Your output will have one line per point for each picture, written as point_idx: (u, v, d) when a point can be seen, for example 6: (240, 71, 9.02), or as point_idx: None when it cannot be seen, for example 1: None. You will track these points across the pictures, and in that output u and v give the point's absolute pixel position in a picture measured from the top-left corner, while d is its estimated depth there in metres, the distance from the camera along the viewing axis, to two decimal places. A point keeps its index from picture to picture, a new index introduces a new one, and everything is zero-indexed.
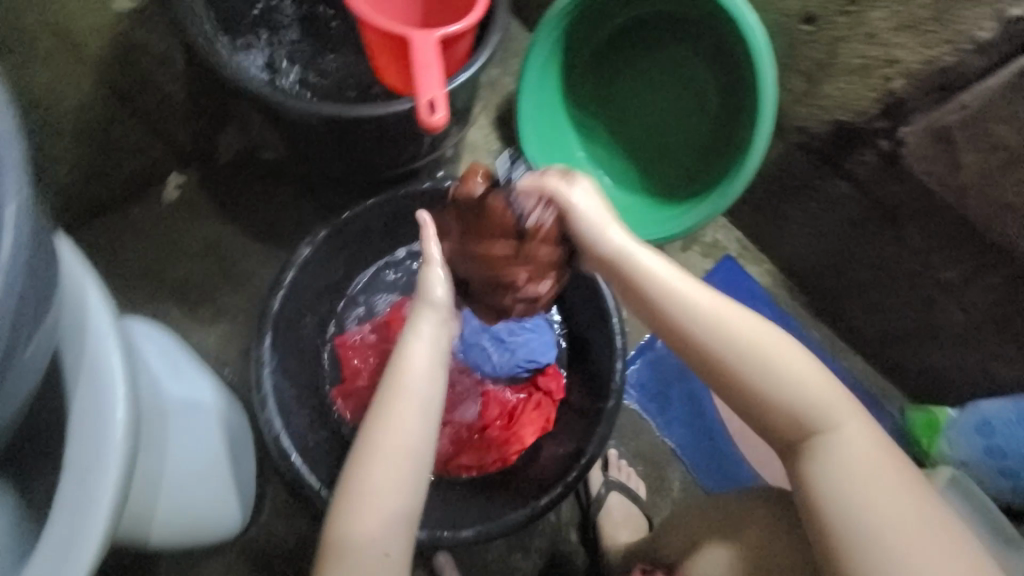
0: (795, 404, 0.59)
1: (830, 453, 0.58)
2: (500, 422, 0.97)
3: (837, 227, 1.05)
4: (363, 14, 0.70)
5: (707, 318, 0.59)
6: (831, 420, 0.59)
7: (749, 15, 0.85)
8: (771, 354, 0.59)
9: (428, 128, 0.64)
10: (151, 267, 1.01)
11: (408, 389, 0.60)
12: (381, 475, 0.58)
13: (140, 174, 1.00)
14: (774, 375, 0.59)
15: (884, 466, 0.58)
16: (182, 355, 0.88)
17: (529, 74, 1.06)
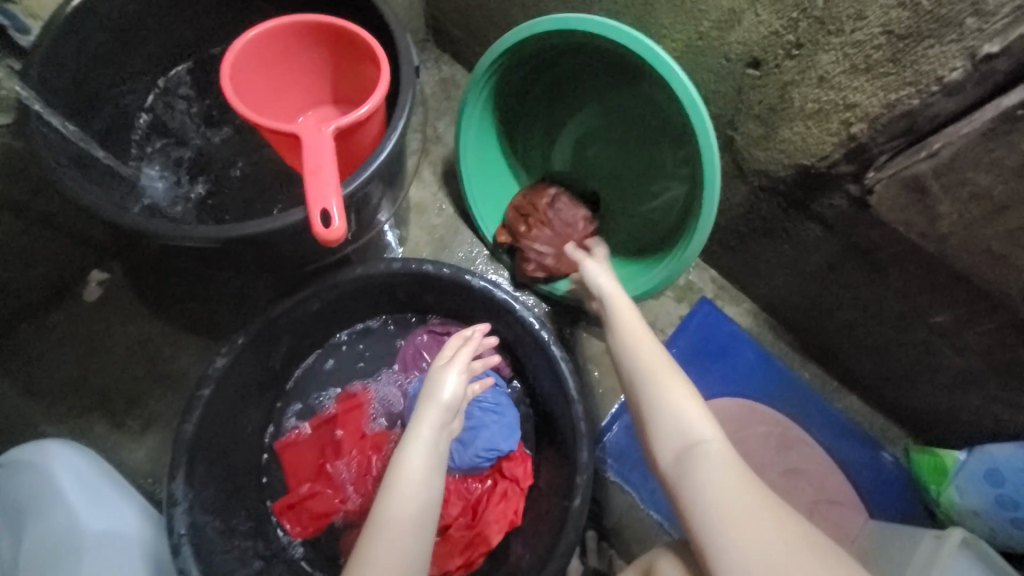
0: (669, 416, 0.68)
1: (702, 458, 0.63)
2: (463, 520, 0.88)
3: (814, 270, 0.97)
4: (249, 117, 0.64)
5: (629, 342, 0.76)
6: (717, 439, 0.65)
7: (681, 75, 0.77)
8: (671, 372, 0.71)
9: (325, 241, 0.56)
10: (74, 376, 0.93)
11: (409, 478, 0.67)
12: (390, 550, 0.63)
13: (55, 277, 0.93)
14: (656, 390, 0.70)
15: (745, 494, 0.60)
16: (104, 479, 0.81)
17: (465, 129, 0.99)
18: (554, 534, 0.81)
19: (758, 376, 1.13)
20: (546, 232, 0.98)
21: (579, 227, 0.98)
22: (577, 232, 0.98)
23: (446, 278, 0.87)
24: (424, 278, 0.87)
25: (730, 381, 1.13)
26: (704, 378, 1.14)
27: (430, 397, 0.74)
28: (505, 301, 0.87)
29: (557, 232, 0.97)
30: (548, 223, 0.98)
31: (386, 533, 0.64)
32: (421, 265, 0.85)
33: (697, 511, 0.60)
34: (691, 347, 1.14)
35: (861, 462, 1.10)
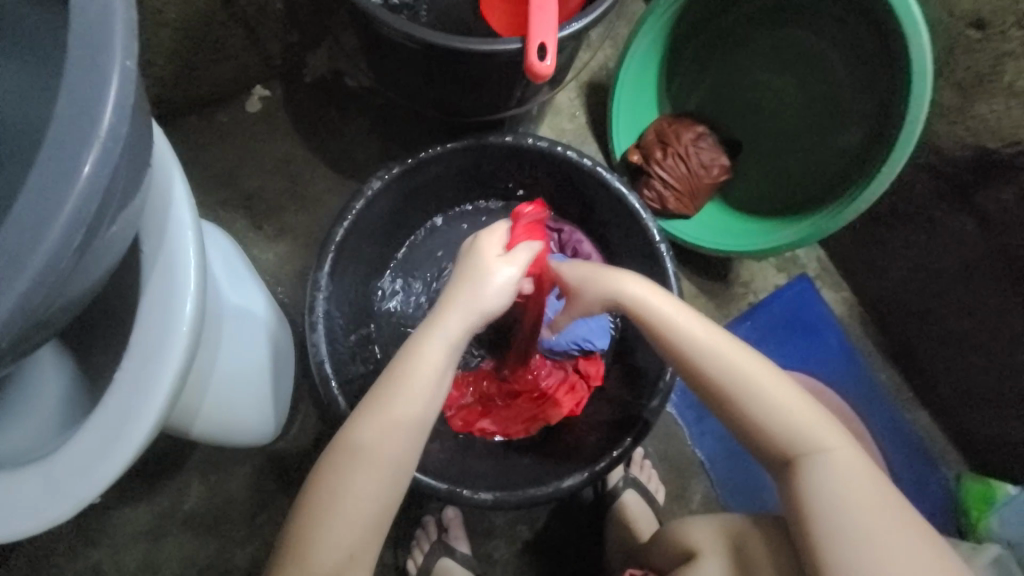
0: (781, 424, 0.64)
1: (826, 472, 0.62)
2: (535, 396, 0.92)
3: (944, 268, 0.94)
4: None
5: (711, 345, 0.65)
6: (833, 447, 0.64)
7: (923, 38, 0.79)
8: (761, 381, 0.64)
9: (535, 75, 0.65)
10: (227, 173, 1.03)
11: (419, 380, 0.59)
12: (375, 449, 0.58)
13: (228, 79, 1.00)
14: (768, 401, 0.64)
15: (875, 505, 0.61)
16: (242, 265, 0.87)
17: (635, 44, 0.97)
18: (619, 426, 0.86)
19: (838, 366, 1.11)
20: (681, 166, 0.96)
21: (710, 172, 0.98)
22: (707, 175, 0.98)
23: (584, 170, 0.87)
24: (562, 164, 0.88)
25: (806, 361, 1.11)
26: (781, 350, 1.11)
27: (465, 299, 0.60)
28: (634, 208, 0.86)
29: (691, 170, 0.97)
30: (686, 158, 0.97)
31: (381, 431, 0.58)
32: (567, 150, 0.85)
33: (833, 540, 0.60)
34: (778, 318, 1.11)
35: (911, 478, 1.07)
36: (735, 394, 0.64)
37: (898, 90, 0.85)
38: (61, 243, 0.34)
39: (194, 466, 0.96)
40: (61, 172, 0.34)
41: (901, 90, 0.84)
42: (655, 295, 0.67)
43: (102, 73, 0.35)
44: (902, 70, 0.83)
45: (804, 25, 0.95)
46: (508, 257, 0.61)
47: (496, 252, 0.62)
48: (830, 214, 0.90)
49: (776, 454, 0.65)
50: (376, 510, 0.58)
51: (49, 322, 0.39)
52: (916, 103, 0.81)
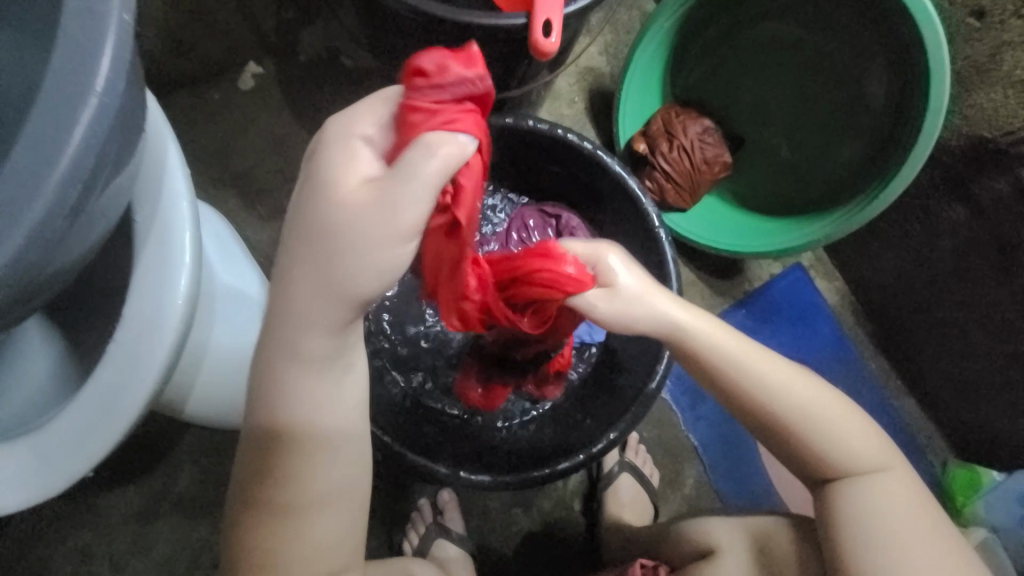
0: (848, 458, 0.61)
1: (893, 505, 0.61)
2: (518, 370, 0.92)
3: (936, 258, 0.95)
4: None
5: (783, 385, 0.59)
6: (893, 473, 0.63)
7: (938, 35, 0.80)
8: (826, 408, 0.61)
9: (538, 52, 0.63)
10: (218, 151, 1.00)
11: (326, 407, 0.42)
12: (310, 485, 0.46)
13: (221, 54, 0.97)
14: (835, 434, 0.61)
15: (936, 531, 0.61)
16: (234, 245, 0.85)
17: (646, 37, 0.95)
18: (613, 407, 0.86)
19: (830, 355, 1.12)
20: (684, 159, 0.96)
21: (712, 168, 0.98)
22: (708, 171, 0.98)
23: (585, 154, 0.86)
24: (563, 148, 0.87)
25: (798, 350, 1.12)
26: (775, 339, 1.12)
27: (324, 286, 0.36)
28: (634, 192, 0.86)
29: (694, 164, 0.96)
30: (689, 151, 0.97)
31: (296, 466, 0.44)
32: (568, 133, 0.84)
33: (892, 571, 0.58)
34: (772, 306, 1.12)
35: None
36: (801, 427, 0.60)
37: (915, 89, 0.86)
38: (56, 201, 0.33)
39: (185, 449, 0.95)
40: (54, 128, 0.33)
41: (920, 90, 0.85)
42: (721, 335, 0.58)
43: (97, 27, 0.33)
44: (918, 67, 0.84)
45: (813, 21, 0.95)
46: (390, 180, 0.34)
47: (359, 181, 0.35)
48: (849, 214, 0.91)
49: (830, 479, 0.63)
50: (346, 534, 0.51)
51: (42, 287, 0.38)
52: (935, 102, 0.82)
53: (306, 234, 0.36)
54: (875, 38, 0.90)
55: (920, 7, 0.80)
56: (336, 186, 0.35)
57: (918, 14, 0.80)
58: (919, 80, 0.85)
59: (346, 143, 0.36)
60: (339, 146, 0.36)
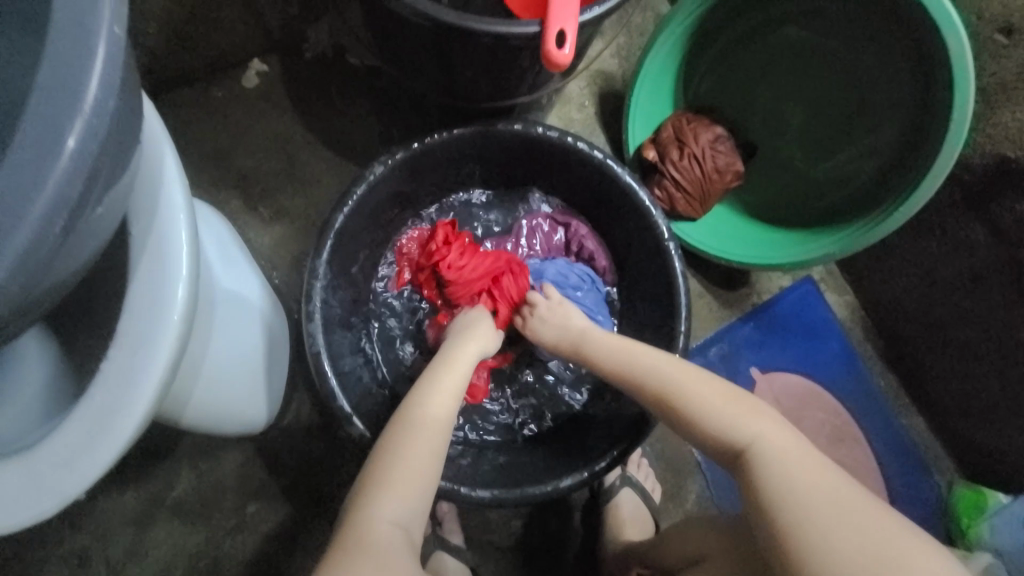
0: (714, 419, 0.61)
1: (770, 465, 0.57)
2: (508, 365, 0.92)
3: (951, 276, 0.93)
4: None
5: (628, 356, 0.69)
6: (770, 436, 0.59)
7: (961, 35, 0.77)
8: (678, 376, 0.65)
9: (553, 65, 0.62)
10: (221, 151, 0.98)
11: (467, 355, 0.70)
12: (436, 405, 0.64)
13: (225, 52, 0.95)
14: (692, 397, 0.63)
15: (828, 491, 0.55)
16: (236, 248, 0.83)
17: (659, 39, 0.92)
18: (620, 422, 0.84)
19: (837, 370, 1.10)
20: (694, 168, 0.94)
21: (724, 177, 0.96)
22: (720, 180, 0.96)
23: (594, 163, 0.84)
24: (572, 156, 0.85)
25: (804, 364, 1.10)
26: (782, 353, 1.10)
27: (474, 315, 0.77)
28: (645, 205, 0.84)
29: (705, 172, 0.94)
30: (701, 160, 0.94)
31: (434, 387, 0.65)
32: (578, 141, 0.82)
33: (793, 540, 0.53)
34: (780, 320, 1.10)
35: (903, 483, 1.08)
36: (664, 395, 0.65)
37: (937, 98, 0.83)
38: (43, 225, 0.31)
39: (182, 453, 0.94)
40: (43, 149, 0.31)
41: (942, 98, 0.82)
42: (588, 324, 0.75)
43: (87, 40, 0.31)
44: (943, 76, 0.81)
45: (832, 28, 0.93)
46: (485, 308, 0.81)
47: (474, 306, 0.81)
48: (863, 228, 0.88)
49: (718, 449, 0.61)
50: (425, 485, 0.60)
51: (30, 307, 0.36)
52: (958, 111, 0.79)
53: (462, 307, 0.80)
54: (894, 43, 0.88)
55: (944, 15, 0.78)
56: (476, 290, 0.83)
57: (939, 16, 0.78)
58: (942, 92, 0.82)
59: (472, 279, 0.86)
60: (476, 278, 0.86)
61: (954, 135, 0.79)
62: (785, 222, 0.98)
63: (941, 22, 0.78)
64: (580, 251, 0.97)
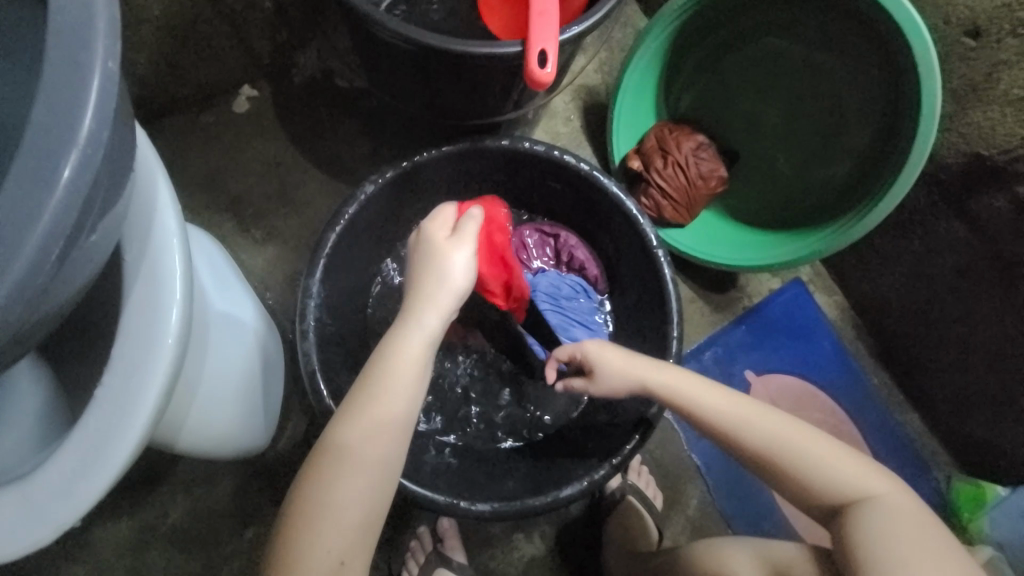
0: (827, 479, 0.62)
1: (881, 524, 0.60)
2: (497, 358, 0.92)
3: (935, 273, 0.95)
4: None
5: (737, 416, 0.65)
6: (876, 493, 0.62)
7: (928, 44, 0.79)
8: (790, 435, 0.63)
9: (534, 82, 0.64)
10: (213, 175, 0.99)
11: (404, 362, 0.60)
12: (363, 439, 0.58)
13: (215, 79, 0.97)
14: (804, 457, 0.63)
15: (933, 545, 0.59)
16: (229, 270, 0.83)
17: (640, 51, 0.95)
18: (616, 430, 0.84)
19: (830, 370, 1.11)
20: (679, 176, 0.96)
21: (708, 184, 0.98)
22: (704, 187, 0.98)
23: (582, 175, 0.85)
24: (559, 168, 0.86)
25: (797, 365, 1.11)
26: (776, 354, 1.11)
27: (427, 287, 0.63)
28: (632, 214, 0.85)
29: (689, 179, 0.96)
30: (684, 168, 0.96)
31: (361, 414, 0.59)
32: (564, 154, 0.84)
33: None
34: (771, 322, 1.11)
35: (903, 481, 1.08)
36: (772, 459, 0.63)
37: (907, 107, 0.85)
38: (39, 256, 0.32)
39: (177, 479, 0.93)
40: (35, 185, 0.31)
41: (909, 109, 0.85)
42: (680, 379, 0.68)
43: (81, 75, 0.32)
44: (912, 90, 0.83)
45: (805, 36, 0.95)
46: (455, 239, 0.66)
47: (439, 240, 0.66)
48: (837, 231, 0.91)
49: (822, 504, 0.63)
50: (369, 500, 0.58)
51: (26, 335, 0.36)
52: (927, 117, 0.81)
53: (420, 270, 0.65)
54: (863, 52, 0.89)
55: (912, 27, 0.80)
56: (437, 246, 0.65)
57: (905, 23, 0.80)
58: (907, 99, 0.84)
59: (435, 221, 0.67)
60: (432, 220, 0.67)
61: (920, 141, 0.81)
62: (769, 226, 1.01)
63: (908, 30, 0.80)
64: (571, 261, 0.98)
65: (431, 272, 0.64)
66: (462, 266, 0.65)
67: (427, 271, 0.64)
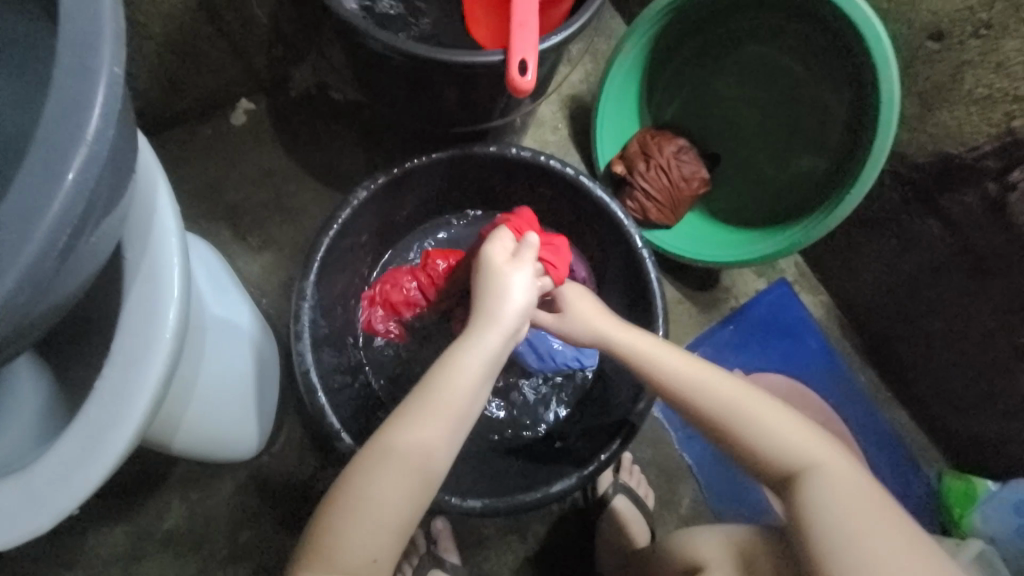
0: (765, 440, 0.65)
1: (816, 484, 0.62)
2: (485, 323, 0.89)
3: (913, 270, 0.97)
4: None
5: (686, 373, 0.68)
6: (812, 455, 0.64)
7: (889, 56, 0.82)
8: (733, 396, 0.66)
9: (516, 90, 0.67)
10: (211, 185, 1.02)
11: (466, 383, 0.62)
12: (407, 459, 0.58)
13: (213, 93, 1.00)
14: (745, 416, 0.65)
15: (869, 504, 0.61)
16: (226, 275, 0.85)
17: (620, 58, 0.99)
18: (607, 428, 0.85)
19: (817, 368, 1.13)
20: (662, 178, 0.99)
21: (691, 184, 1.01)
22: (687, 188, 1.01)
23: (568, 179, 0.88)
24: (546, 173, 0.89)
25: (785, 364, 1.13)
26: (763, 353, 1.13)
27: (494, 311, 0.64)
28: (616, 215, 0.88)
29: (672, 181, 0.99)
30: (667, 169, 1.00)
31: (418, 432, 0.59)
32: (550, 159, 0.87)
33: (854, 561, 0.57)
34: (758, 321, 1.13)
35: (893, 477, 1.09)
36: (716, 416, 0.66)
37: (869, 113, 0.88)
38: (47, 244, 0.34)
39: (172, 485, 0.93)
40: (44, 181, 0.34)
41: (871, 113, 0.87)
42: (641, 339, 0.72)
43: (87, 78, 0.35)
44: (874, 96, 0.86)
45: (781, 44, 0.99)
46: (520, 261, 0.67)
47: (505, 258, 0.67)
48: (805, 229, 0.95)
49: (776, 474, 0.65)
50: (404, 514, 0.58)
51: (31, 324, 0.38)
52: (887, 122, 0.84)
53: (485, 295, 0.66)
54: (832, 61, 0.93)
55: (866, 23, 0.83)
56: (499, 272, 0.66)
57: (867, 31, 0.83)
58: (873, 105, 0.86)
59: (495, 246, 0.68)
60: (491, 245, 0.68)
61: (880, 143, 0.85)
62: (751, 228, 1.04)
63: (871, 39, 0.83)
64: None
65: (495, 293, 0.65)
66: (523, 294, 0.66)
67: (492, 299, 0.65)
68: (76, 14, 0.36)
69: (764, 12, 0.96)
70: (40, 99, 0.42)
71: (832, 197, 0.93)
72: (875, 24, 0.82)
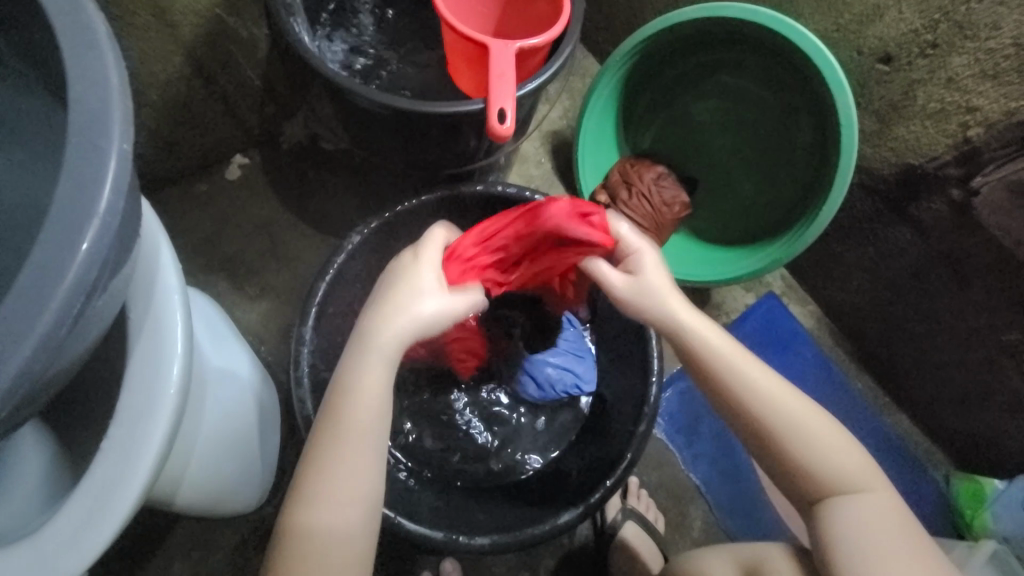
0: (818, 464, 0.62)
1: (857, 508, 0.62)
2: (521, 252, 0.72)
3: (893, 276, 1.00)
4: (450, 31, 0.78)
5: (755, 386, 0.63)
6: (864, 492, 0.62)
7: (841, 82, 0.87)
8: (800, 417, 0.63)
9: (496, 137, 0.72)
10: (207, 238, 1.05)
11: (366, 384, 0.60)
12: (332, 483, 0.58)
13: (209, 151, 1.04)
14: (802, 434, 0.62)
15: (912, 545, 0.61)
16: (224, 326, 0.86)
17: (594, 96, 1.05)
18: (612, 452, 0.84)
19: (814, 378, 1.14)
20: (644, 204, 1.03)
21: (672, 209, 1.05)
22: (668, 212, 1.04)
23: None
24: None
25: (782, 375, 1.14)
26: None
27: (391, 307, 0.61)
28: None
29: (654, 207, 1.03)
30: (648, 196, 1.03)
31: (343, 429, 0.59)
32: (535, 194, 0.90)
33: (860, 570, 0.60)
34: (753, 336, 1.15)
35: (901, 482, 1.09)
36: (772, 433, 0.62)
37: (832, 132, 0.93)
38: (61, 313, 0.36)
39: (173, 543, 0.92)
40: (60, 256, 0.36)
41: (834, 133, 0.92)
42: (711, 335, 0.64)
43: (100, 157, 0.38)
44: (834, 115, 0.91)
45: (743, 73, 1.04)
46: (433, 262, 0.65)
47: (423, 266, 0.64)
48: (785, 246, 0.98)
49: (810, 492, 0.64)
50: (351, 532, 0.58)
51: (42, 391, 0.40)
52: (850, 141, 0.88)
53: (383, 299, 0.63)
54: (794, 87, 0.98)
55: (819, 54, 0.88)
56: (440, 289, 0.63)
57: (820, 60, 0.88)
58: (835, 126, 0.91)
59: (422, 263, 0.64)
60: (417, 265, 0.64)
61: (845, 161, 0.89)
62: (735, 245, 1.07)
63: (824, 67, 0.88)
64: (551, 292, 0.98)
65: (393, 294, 0.62)
66: (425, 296, 0.62)
67: (391, 298, 0.62)
68: (89, 99, 0.39)
69: (725, 47, 1.02)
70: (53, 174, 0.45)
71: (807, 213, 0.97)
72: (826, 54, 0.88)
